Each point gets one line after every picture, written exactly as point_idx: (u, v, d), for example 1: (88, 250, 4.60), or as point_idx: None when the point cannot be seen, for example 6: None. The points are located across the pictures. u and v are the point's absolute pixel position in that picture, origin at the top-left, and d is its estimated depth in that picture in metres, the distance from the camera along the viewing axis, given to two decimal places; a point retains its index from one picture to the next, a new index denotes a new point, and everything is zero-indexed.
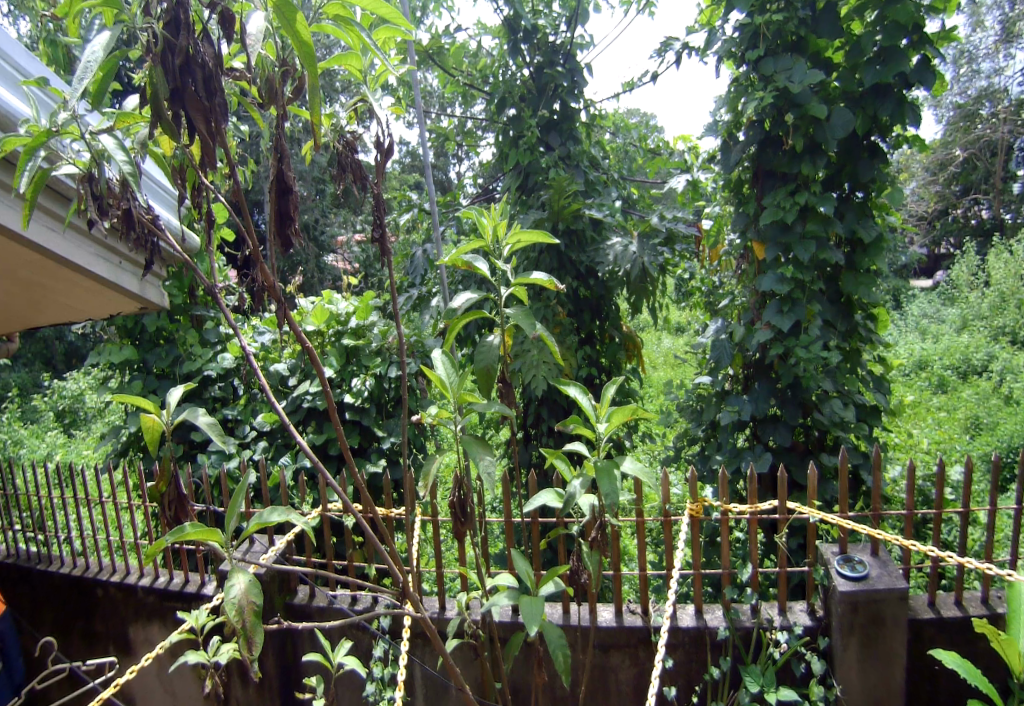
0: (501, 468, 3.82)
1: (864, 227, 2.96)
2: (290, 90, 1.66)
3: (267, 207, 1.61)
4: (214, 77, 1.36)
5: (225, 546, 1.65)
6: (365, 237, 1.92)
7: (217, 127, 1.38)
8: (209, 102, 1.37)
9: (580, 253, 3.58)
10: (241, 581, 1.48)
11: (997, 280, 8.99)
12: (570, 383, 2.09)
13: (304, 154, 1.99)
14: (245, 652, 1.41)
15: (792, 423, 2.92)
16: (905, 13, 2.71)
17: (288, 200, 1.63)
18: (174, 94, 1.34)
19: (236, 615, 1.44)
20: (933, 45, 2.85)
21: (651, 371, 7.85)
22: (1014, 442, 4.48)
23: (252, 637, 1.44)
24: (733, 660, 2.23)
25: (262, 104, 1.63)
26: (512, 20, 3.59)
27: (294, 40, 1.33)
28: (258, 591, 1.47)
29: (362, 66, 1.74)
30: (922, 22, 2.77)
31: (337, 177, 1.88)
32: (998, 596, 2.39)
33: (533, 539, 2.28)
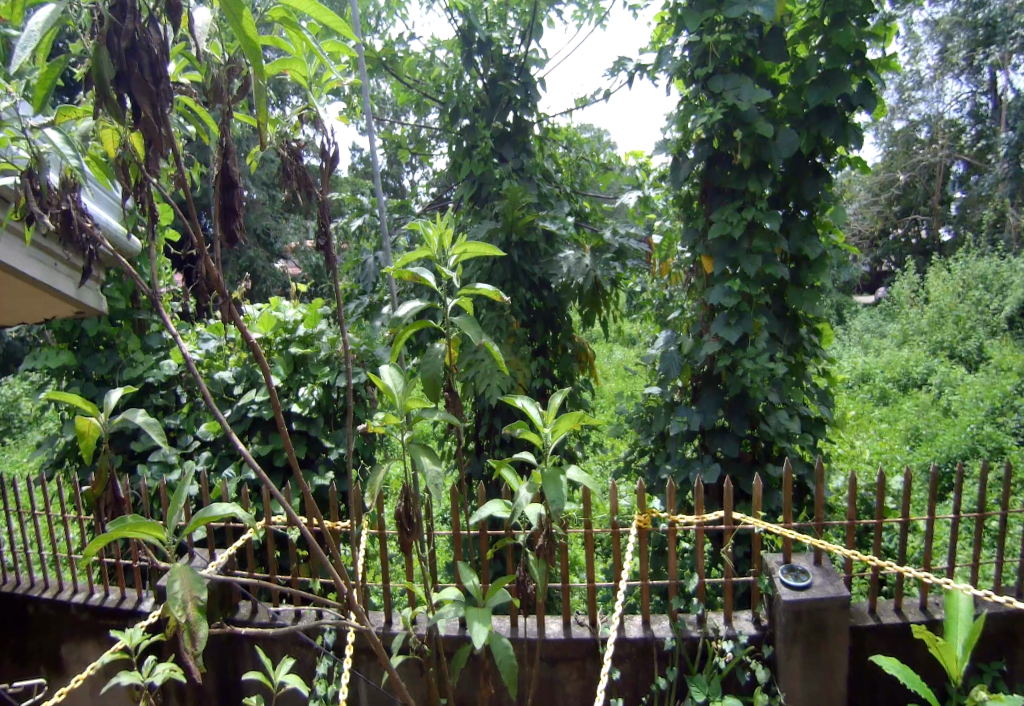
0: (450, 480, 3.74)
1: (809, 243, 3.08)
2: (238, 89, 1.63)
3: (211, 203, 1.58)
4: (161, 63, 1.35)
5: (165, 543, 1.64)
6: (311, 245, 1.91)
7: (163, 112, 1.37)
8: (155, 87, 1.35)
9: (533, 264, 3.54)
10: (183, 577, 1.47)
11: (936, 297, 9.36)
12: (517, 393, 2.16)
13: (252, 160, 1.94)
14: (188, 645, 1.41)
15: (739, 434, 2.97)
16: (847, 39, 2.86)
17: (232, 196, 1.60)
18: (119, 78, 1.32)
19: (179, 610, 1.43)
20: (875, 69, 3.00)
21: (603, 382, 7.91)
22: (952, 452, 4.66)
23: (197, 631, 1.43)
24: (680, 670, 2.20)
25: (208, 102, 1.60)
26: (467, 32, 3.60)
27: (241, 39, 1.31)
28: (203, 584, 1.47)
29: (306, 72, 1.72)
30: (863, 48, 2.92)
31: (282, 184, 1.86)
32: (936, 603, 2.46)
33: (483, 550, 2.22)
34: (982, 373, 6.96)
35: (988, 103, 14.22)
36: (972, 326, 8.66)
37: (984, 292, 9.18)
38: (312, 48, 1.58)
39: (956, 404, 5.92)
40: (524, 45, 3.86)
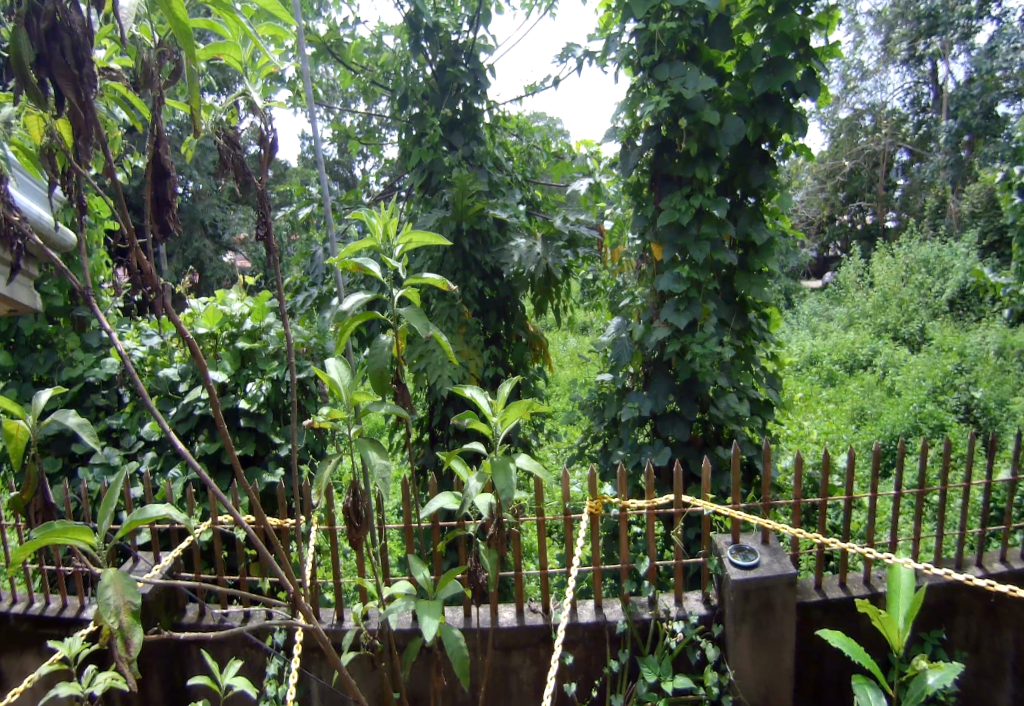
0: (404, 473, 3.70)
1: (756, 229, 3.14)
2: (169, 73, 1.56)
3: (143, 192, 1.52)
4: (84, 45, 1.27)
5: (95, 548, 1.58)
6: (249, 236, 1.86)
7: (88, 98, 1.30)
8: (78, 71, 1.28)
9: (485, 253, 3.51)
10: (115, 582, 1.42)
11: (880, 281, 9.66)
12: (465, 383, 2.17)
13: (185, 151, 1.86)
14: (122, 652, 1.35)
15: (689, 418, 3.01)
16: (791, 27, 2.92)
17: (166, 185, 1.54)
18: (40, 60, 1.26)
19: (112, 617, 1.38)
20: (818, 57, 3.07)
21: (558, 371, 7.93)
22: (895, 431, 4.82)
23: (131, 636, 1.38)
24: (631, 653, 2.22)
25: (138, 88, 1.51)
26: (414, 17, 3.53)
27: (171, 24, 1.26)
28: (135, 590, 1.43)
29: (242, 55, 1.66)
30: (806, 37, 2.99)
31: (218, 173, 1.78)
32: (879, 576, 2.54)
33: (435, 542, 2.20)
34: (923, 354, 7.22)
35: (928, 92, 14.71)
36: (914, 309, 8.97)
37: (926, 276, 9.53)
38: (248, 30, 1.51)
39: (900, 384, 6.12)
40: (473, 31, 3.81)
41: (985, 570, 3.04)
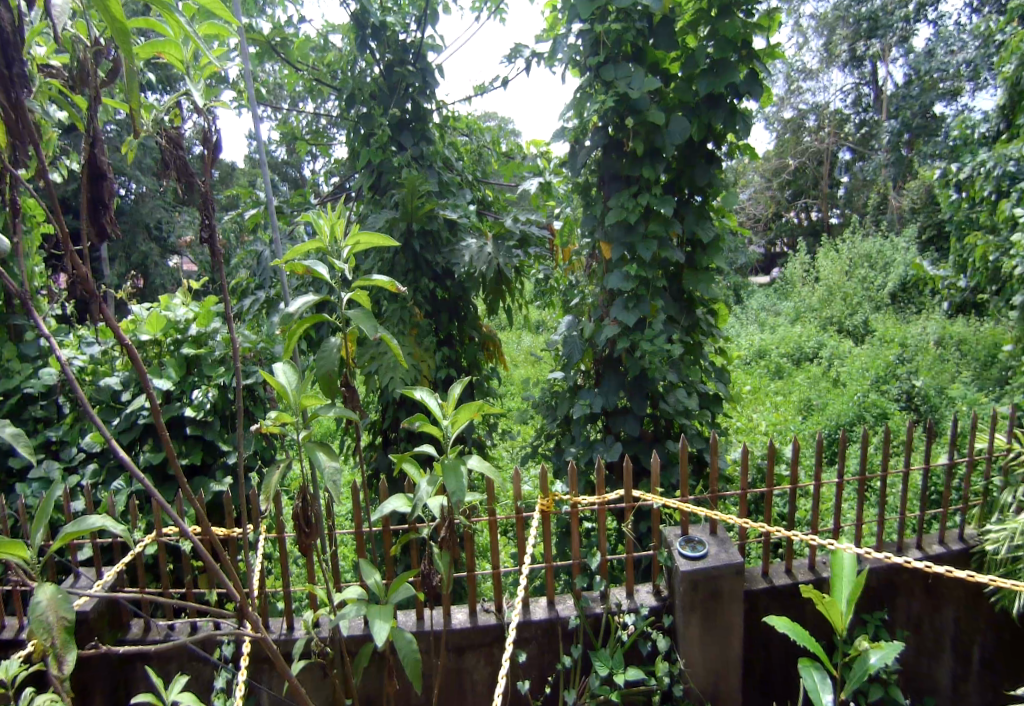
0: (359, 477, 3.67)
1: (703, 227, 3.20)
2: (106, 70, 1.51)
3: (79, 196, 1.46)
4: (13, 45, 1.22)
5: (29, 562, 1.54)
6: (193, 238, 1.80)
7: (18, 99, 1.25)
8: (7, 71, 1.23)
9: (435, 254, 3.50)
10: (50, 597, 1.38)
11: (825, 276, 9.96)
12: (415, 385, 2.17)
13: (125, 153, 1.79)
14: (54, 671, 1.33)
15: (640, 414, 3.06)
16: (733, 30, 2.99)
17: (102, 186, 1.49)
18: None
19: (44, 634, 1.34)
20: (760, 59, 3.15)
21: (512, 370, 7.95)
22: (840, 420, 4.98)
23: (64, 655, 1.35)
24: (584, 647, 2.24)
25: (74, 88, 1.46)
26: (361, 17, 3.49)
27: (107, 25, 1.15)
28: (70, 605, 1.38)
29: (185, 55, 1.61)
30: (748, 39, 3.07)
31: (160, 175, 1.72)
32: (823, 562, 2.63)
33: (387, 546, 2.18)
34: (866, 345, 7.48)
35: (869, 93, 15.24)
36: (858, 302, 9.29)
37: (868, 270, 9.89)
38: (189, 32, 1.42)
39: (844, 375, 6.33)
40: (420, 31, 3.79)
41: (924, 551, 3.17)
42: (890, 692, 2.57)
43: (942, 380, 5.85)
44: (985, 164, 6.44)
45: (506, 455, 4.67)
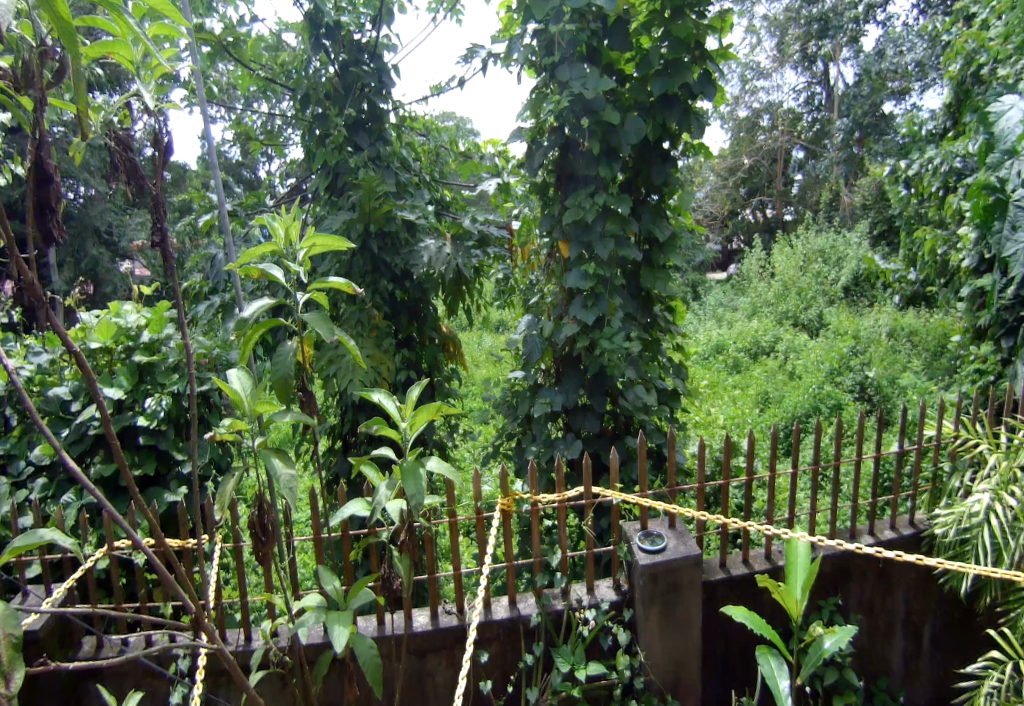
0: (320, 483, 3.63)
1: (659, 226, 3.26)
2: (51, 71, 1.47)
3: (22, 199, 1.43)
4: None
5: None
6: (146, 242, 1.74)
7: None
8: None
9: (394, 255, 3.48)
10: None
11: (780, 271, 10.19)
12: (372, 388, 2.16)
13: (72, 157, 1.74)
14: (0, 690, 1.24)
15: (599, 411, 3.10)
16: (685, 32, 3.05)
17: (48, 191, 1.46)
18: None
19: None
20: (712, 59, 3.21)
21: (474, 370, 7.95)
22: (796, 411, 5.11)
23: (12, 672, 1.26)
24: (546, 644, 2.27)
25: (18, 90, 1.42)
26: (314, 16, 3.45)
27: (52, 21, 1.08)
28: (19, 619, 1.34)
29: (134, 57, 1.56)
30: (701, 40, 3.13)
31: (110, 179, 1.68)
32: (778, 551, 2.70)
33: (346, 550, 2.17)
34: (821, 338, 7.68)
35: (820, 92, 15.65)
36: (812, 296, 9.53)
37: (823, 265, 10.17)
38: (138, 32, 1.40)
39: (800, 367, 6.49)
40: (375, 30, 3.76)
41: (876, 537, 3.28)
42: (844, 674, 2.65)
43: (893, 371, 6.05)
44: (933, 161, 6.66)
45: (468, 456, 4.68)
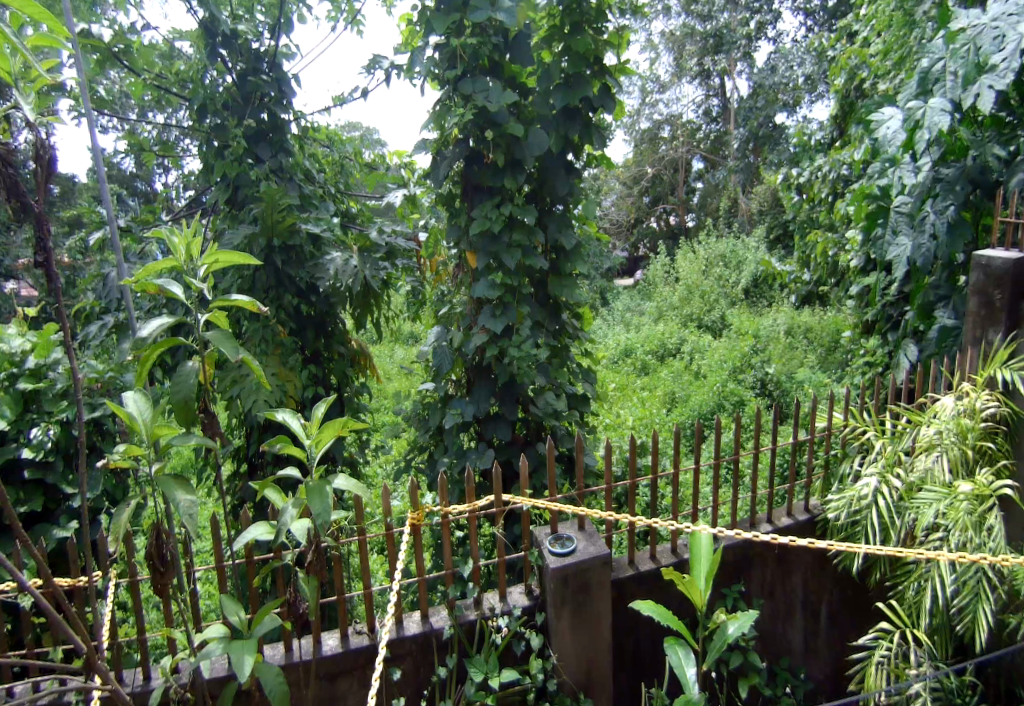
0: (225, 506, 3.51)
1: (566, 235, 3.35)
2: None
3: None
4: None
5: None
6: (28, 262, 1.63)
7: None
8: None
9: (298, 269, 3.42)
10: None
11: (684, 276, 10.64)
12: (276, 407, 2.12)
13: None
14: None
15: (510, 419, 3.17)
16: (584, 47, 3.16)
17: None
18: None
19: None
20: (611, 74, 3.34)
21: (385, 383, 7.84)
22: (701, 410, 5.36)
23: None
24: (459, 656, 2.29)
25: None
26: (210, 24, 3.34)
27: None
28: None
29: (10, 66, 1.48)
30: (599, 56, 3.25)
31: None
32: (683, 545, 2.83)
33: (250, 577, 2.11)
34: (723, 339, 8.08)
35: (717, 104, 16.50)
36: (715, 299, 10.01)
37: (723, 269, 10.72)
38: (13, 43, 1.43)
39: (704, 367, 6.80)
40: (272, 39, 3.69)
41: (773, 525, 3.49)
42: (747, 657, 2.81)
43: (789, 366, 6.43)
44: (822, 169, 7.15)
45: (382, 469, 4.64)
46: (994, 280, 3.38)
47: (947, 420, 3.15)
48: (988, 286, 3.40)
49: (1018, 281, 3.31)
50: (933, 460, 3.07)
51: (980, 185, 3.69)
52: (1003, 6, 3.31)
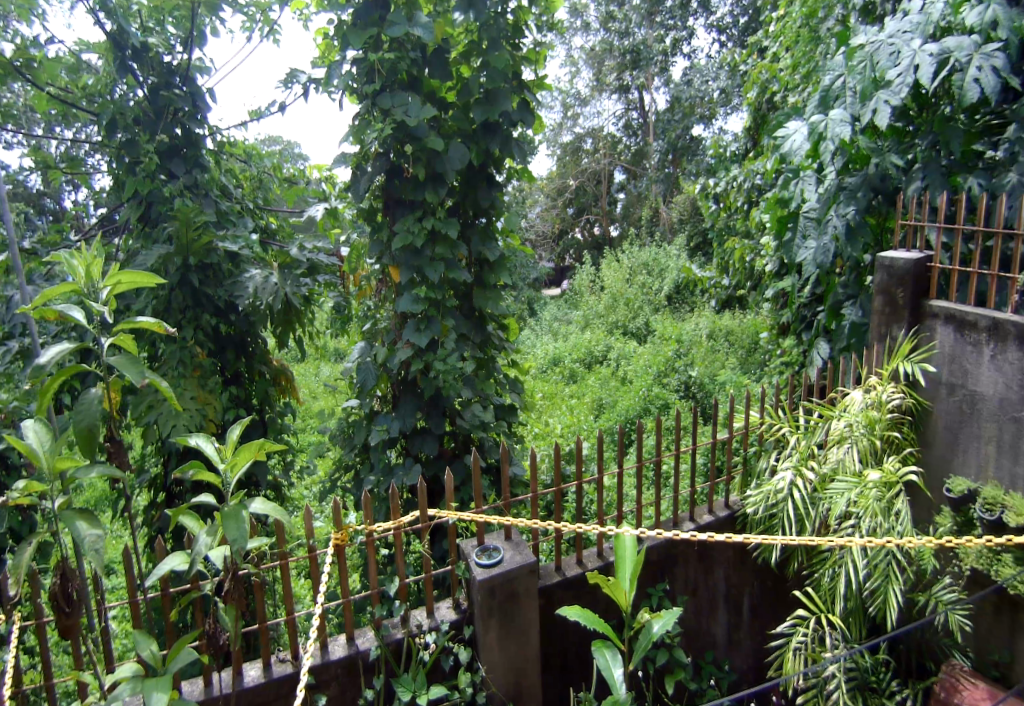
0: (142, 537, 3.36)
1: (488, 247, 3.38)
2: None
3: None
4: None
5: None
6: None
7: None
8: None
9: (216, 287, 3.31)
10: None
11: (609, 285, 10.92)
12: (187, 432, 2.06)
13: None
14: None
15: (437, 433, 3.18)
16: (502, 63, 3.21)
17: None
18: None
19: None
20: (530, 89, 3.40)
21: (311, 401, 7.68)
22: (627, 415, 5.52)
23: None
24: (387, 676, 2.27)
25: None
26: (119, 36, 3.20)
27: None
28: None
29: None
30: (517, 71, 3.31)
31: None
32: (608, 548, 2.91)
33: (165, 610, 2.03)
34: (647, 345, 8.34)
35: (637, 118, 17.04)
36: (639, 306, 10.31)
37: (646, 277, 11.08)
38: None
39: (630, 373, 6.99)
40: (185, 52, 3.59)
41: (695, 523, 3.62)
42: (672, 653, 2.92)
43: (711, 368, 6.69)
44: (737, 179, 7.50)
45: (309, 489, 4.54)
46: (897, 280, 3.52)
47: (856, 414, 3.35)
48: (892, 286, 3.53)
49: (918, 280, 3.44)
50: (844, 451, 3.29)
51: (880, 191, 3.94)
52: (896, 25, 3.59)
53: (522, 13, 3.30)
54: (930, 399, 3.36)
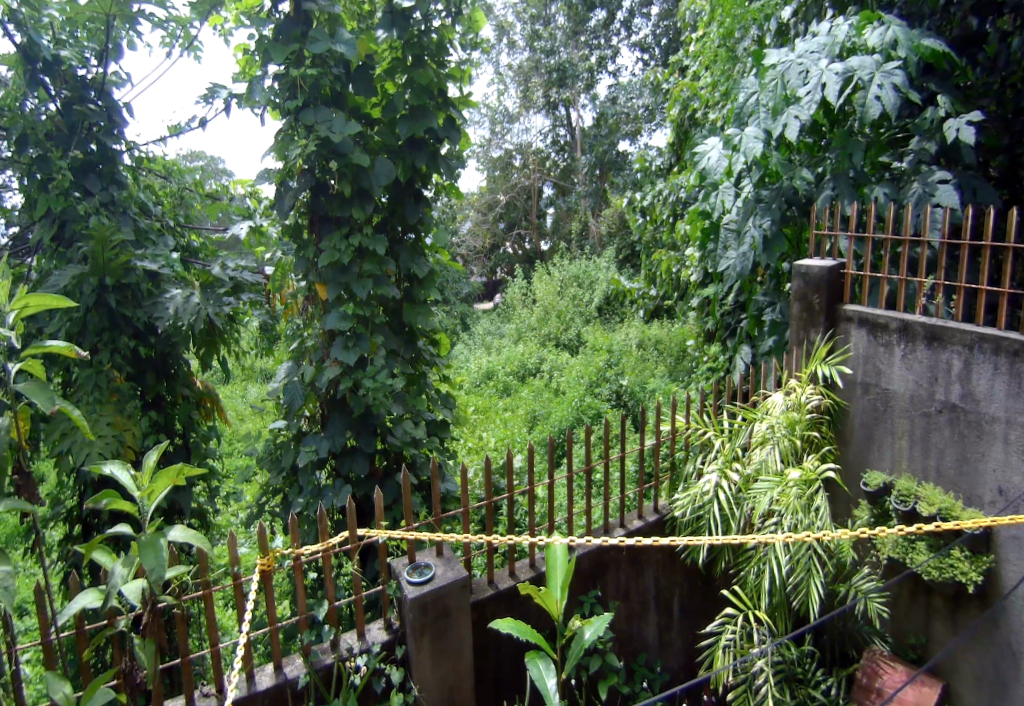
0: (55, 574, 3.18)
1: (417, 264, 3.39)
2: None
3: None
4: None
5: None
6: None
7: None
8: None
9: (134, 309, 3.19)
10: None
11: (541, 298, 11.07)
12: (102, 459, 1.98)
13: None
14: None
15: (367, 452, 3.15)
16: (427, 80, 3.24)
17: None
18: None
19: None
20: (456, 106, 3.44)
21: (237, 424, 7.43)
22: (560, 426, 5.61)
23: None
24: (316, 703, 2.23)
25: None
26: (28, 49, 3.05)
27: None
28: None
29: None
30: (441, 89, 3.35)
31: None
32: (540, 559, 2.95)
33: (79, 649, 1.93)
34: (579, 356, 8.49)
35: (565, 134, 17.40)
36: (570, 317, 10.50)
37: (577, 290, 11.30)
38: None
39: (563, 385, 7.10)
40: (99, 65, 3.46)
41: (626, 528, 3.70)
42: (605, 659, 2.98)
43: (641, 376, 6.88)
44: (662, 193, 7.77)
45: (236, 515, 4.39)
46: (813, 286, 3.69)
47: (777, 416, 3.54)
48: (809, 292, 3.69)
49: (833, 287, 3.62)
50: (767, 452, 3.46)
51: (794, 203, 4.15)
52: (805, 46, 3.78)
53: (445, 31, 3.34)
54: (847, 399, 3.55)
